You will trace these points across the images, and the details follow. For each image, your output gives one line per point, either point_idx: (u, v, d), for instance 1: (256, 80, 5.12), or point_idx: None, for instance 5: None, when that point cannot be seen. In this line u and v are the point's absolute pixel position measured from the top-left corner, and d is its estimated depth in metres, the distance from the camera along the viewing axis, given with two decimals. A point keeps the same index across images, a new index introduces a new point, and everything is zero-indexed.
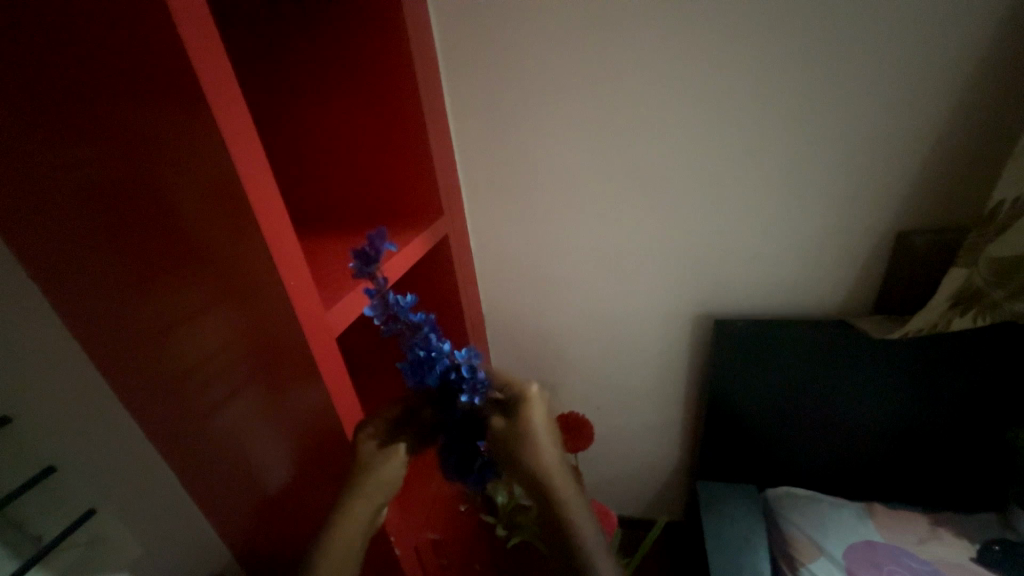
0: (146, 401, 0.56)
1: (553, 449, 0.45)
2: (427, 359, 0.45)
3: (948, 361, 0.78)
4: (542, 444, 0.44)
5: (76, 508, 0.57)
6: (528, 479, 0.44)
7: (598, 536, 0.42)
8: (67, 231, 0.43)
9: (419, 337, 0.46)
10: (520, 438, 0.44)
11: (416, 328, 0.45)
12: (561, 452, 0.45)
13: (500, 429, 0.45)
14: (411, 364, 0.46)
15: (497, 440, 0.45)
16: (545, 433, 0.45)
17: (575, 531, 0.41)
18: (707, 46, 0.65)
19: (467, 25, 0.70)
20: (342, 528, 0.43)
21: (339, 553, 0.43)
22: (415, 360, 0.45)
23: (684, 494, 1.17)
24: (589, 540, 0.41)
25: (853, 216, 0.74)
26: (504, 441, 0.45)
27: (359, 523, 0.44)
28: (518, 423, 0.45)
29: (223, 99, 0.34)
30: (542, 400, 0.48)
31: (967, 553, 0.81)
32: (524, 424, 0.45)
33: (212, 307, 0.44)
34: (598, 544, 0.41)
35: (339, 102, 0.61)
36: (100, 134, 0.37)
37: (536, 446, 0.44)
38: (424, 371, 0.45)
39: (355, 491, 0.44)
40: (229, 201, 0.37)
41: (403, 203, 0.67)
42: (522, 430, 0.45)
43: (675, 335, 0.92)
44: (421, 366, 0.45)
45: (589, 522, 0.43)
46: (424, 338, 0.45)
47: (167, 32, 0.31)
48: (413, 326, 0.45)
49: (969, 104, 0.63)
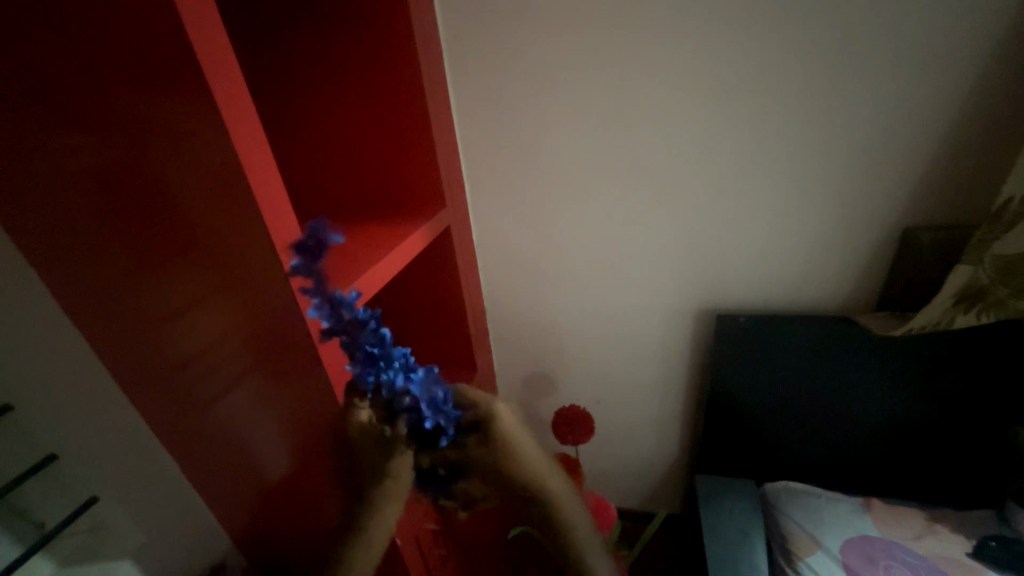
0: (149, 392, 0.56)
1: (536, 457, 0.44)
2: (376, 355, 0.42)
3: (950, 359, 0.78)
4: (524, 455, 0.43)
5: (80, 495, 0.58)
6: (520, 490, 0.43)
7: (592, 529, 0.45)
8: (69, 222, 0.43)
9: (364, 339, 0.42)
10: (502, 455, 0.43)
11: (362, 324, 0.41)
12: (543, 452, 0.46)
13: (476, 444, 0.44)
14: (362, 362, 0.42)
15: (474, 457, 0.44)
16: (524, 441, 0.45)
17: (574, 532, 0.43)
18: (715, 38, 0.64)
19: (470, 14, 0.68)
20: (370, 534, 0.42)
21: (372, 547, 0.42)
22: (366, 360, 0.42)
23: (682, 487, 1.18)
24: (585, 535, 0.44)
25: (858, 212, 0.73)
26: (485, 459, 0.44)
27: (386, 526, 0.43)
28: (494, 441, 0.44)
29: (225, 86, 0.34)
30: (510, 411, 0.46)
31: (963, 549, 0.82)
32: (501, 440, 0.44)
33: (214, 298, 0.44)
34: (592, 537, 0.44)
35: (341, 92, 0.60)
36: (97, 121, 0.37)
37: (518, 458, 0.43)
38: (372, 374, 0.42)
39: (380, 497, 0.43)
40: (232, 194, 0.37)
41: (405, 195, 0.66)
42: (501, 446, 0.44)
43: (677, 330, 0.92)
44: (374, 364, 0.42)
45: (584, 515, 0.45)
46: (375, 336, 0.42)
47: (167, 16, 0.30)
48: (358, 324, 0.41)
49: (979, 101, 0.62)
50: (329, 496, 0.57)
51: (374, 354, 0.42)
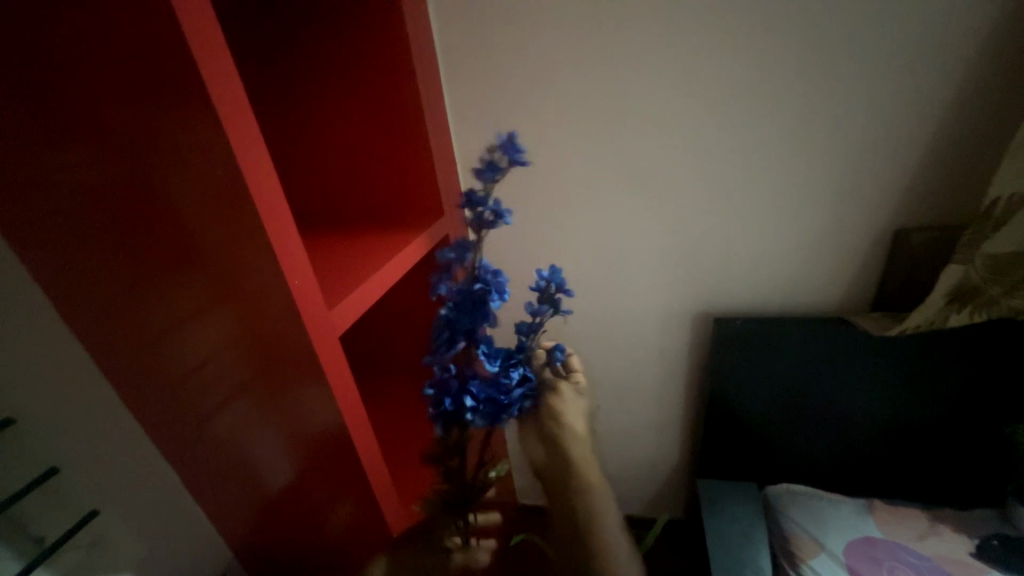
0: (149, 404, 0.56)
1: (587, 435, 0.55)
2: (494, 284, 0.47)
3: (947, 358, 0.78)
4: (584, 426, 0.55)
5: (79, 508, 0.56)
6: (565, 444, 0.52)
7: (612, 512, 0.51)
8: (72, 236, 0.44)
9: (483, 268, 0.47)
10: (572, 413, 0.54)
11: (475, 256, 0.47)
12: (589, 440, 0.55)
13: (561, 395, 0.55)
14: (486, 289, 0.47)
15: (552, 410, 0.53)
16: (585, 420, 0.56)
17: (597, 502, 0.50)
18: (703, 46, 0.66)
19: (466, 26, 0.70)
20: None
21: None
22: (493, 286, 0.47)
23: (684, 491, 1.17)
24: (606, 510, 0.50)
25: (851, 212, 0.74)
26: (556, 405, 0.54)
27: None
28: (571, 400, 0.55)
29: (226, 100, 0.34)
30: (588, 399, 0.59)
31: (967, 549, 0.82)
32: (574, 405, 0.55)
33: (214, 309, 0.45)
34: (612, 516, 0.50)
35: (339, 104, 0.61)
36: (104, 134, 0.37)
37: (580, 425, 0.54)
38: (493, 296, 0.47)
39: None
40: (235, 206, 0.38)
41: (402, 205, 0.66)
42: (573, 408, 0.55)
43: (677, 333, 0.92)
44: (493, 291, 0.47)
45: (608, 498, 0.52)
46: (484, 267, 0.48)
47: (172, 37, 0.32)
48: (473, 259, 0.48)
49: (964, 104, 0.64)
50: (333, 503, 0.57)
51: (492, 283, 0.47)
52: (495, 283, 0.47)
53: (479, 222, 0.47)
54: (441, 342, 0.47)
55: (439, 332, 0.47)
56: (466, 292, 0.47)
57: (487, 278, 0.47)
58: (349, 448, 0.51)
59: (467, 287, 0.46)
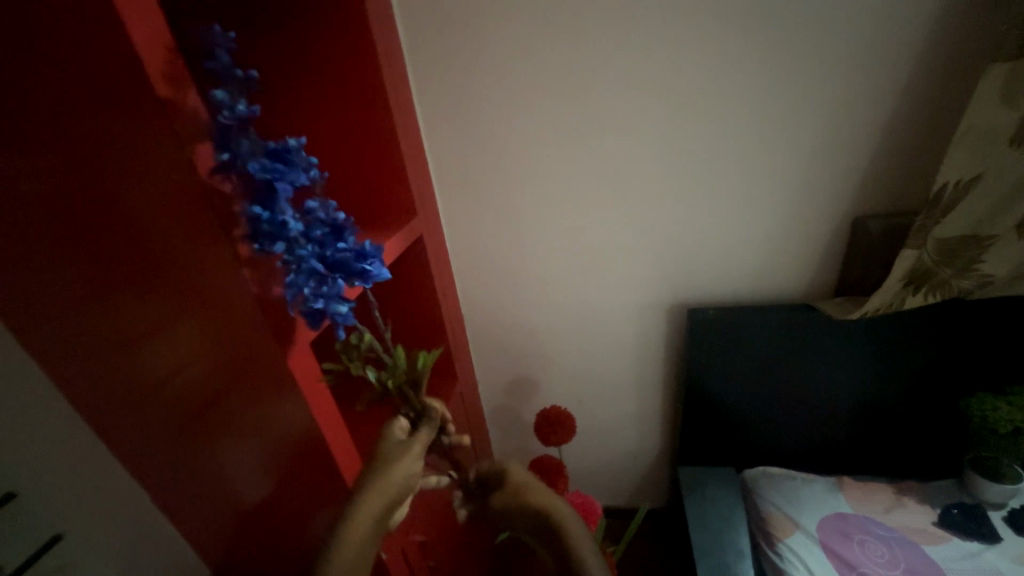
0: (111, 421, 0.54)
1: (536, 488, 0.49)
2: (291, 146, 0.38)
3: (907, 338, 0.82)
4: (527, 488, 0.49)
5: (41, 535, 0.57)
6: (528, 523, 0.48)
7: (587, 531, 0.45)
8: (19, 250, 0.41)
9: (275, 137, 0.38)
10: (511, 499, 0.50)
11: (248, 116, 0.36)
12: (544, 487, 0.50)
13: (499, 498, 0.51)
14: (294, 152, 0.38)
15: (505, 507, 0.50)
16: (526, 480, 0.51)
17: (570, 535, 0.44)
18: (667, 40, 0.66)
19: (431, 21, 0.69)
20: (378, 483, 0.42)
21: (370, 507, 0.41)
22: (293, 149, 0.38)
23: (666, 479, 1.19)
24: (580, 535, 0.44)
25: (812, 201, 0.77)
26: (502, 504, 0.50)
27: (402, 476, 0.44)
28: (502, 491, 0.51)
29: (177, 104, 0.33)
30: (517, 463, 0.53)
31: (929, 518, 0.86)
32: (510, 484, 0.51)
33: (179, 318, 0.43)
34: (586, 538, 0.44)
35: (302, 105, 0.60)
36: (49, 139, 0.35)
37: (523, 493, 0.49)
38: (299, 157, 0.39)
39: (372, 473, 0.44)
40: (194, 215, 0.37)
41: (375, 205, 0.65)
42: (510, 490, 0.50)
43: (653, 325, 0.93)
44: (293, 154, 0.38)
45: (578, 519, 0.46)
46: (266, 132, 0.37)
47: (116, 37, 0.30)
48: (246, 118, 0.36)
49: (914, 95, 0.67)
50: (313, 512, 0.56)
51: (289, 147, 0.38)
52: (296, 141, 0.38)
53: (234, 85, 0.36)
54: (280, 215, 0.36)
55: (269, 210, 0.36)
56: (278, 155, 0.37)
57: (288, 139, 0.38)
58: (326, 455, 0.50)
59: (280, 149, 0.37)
